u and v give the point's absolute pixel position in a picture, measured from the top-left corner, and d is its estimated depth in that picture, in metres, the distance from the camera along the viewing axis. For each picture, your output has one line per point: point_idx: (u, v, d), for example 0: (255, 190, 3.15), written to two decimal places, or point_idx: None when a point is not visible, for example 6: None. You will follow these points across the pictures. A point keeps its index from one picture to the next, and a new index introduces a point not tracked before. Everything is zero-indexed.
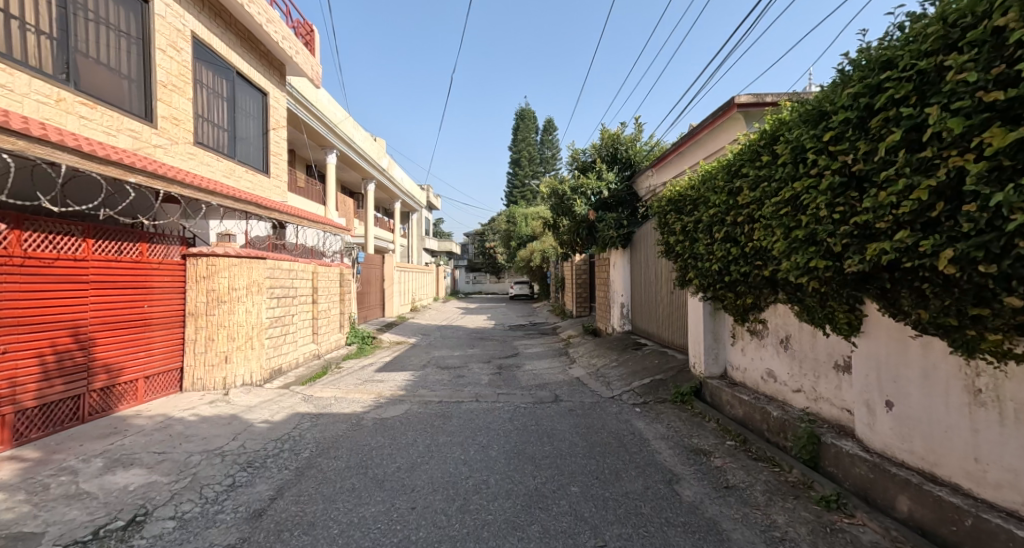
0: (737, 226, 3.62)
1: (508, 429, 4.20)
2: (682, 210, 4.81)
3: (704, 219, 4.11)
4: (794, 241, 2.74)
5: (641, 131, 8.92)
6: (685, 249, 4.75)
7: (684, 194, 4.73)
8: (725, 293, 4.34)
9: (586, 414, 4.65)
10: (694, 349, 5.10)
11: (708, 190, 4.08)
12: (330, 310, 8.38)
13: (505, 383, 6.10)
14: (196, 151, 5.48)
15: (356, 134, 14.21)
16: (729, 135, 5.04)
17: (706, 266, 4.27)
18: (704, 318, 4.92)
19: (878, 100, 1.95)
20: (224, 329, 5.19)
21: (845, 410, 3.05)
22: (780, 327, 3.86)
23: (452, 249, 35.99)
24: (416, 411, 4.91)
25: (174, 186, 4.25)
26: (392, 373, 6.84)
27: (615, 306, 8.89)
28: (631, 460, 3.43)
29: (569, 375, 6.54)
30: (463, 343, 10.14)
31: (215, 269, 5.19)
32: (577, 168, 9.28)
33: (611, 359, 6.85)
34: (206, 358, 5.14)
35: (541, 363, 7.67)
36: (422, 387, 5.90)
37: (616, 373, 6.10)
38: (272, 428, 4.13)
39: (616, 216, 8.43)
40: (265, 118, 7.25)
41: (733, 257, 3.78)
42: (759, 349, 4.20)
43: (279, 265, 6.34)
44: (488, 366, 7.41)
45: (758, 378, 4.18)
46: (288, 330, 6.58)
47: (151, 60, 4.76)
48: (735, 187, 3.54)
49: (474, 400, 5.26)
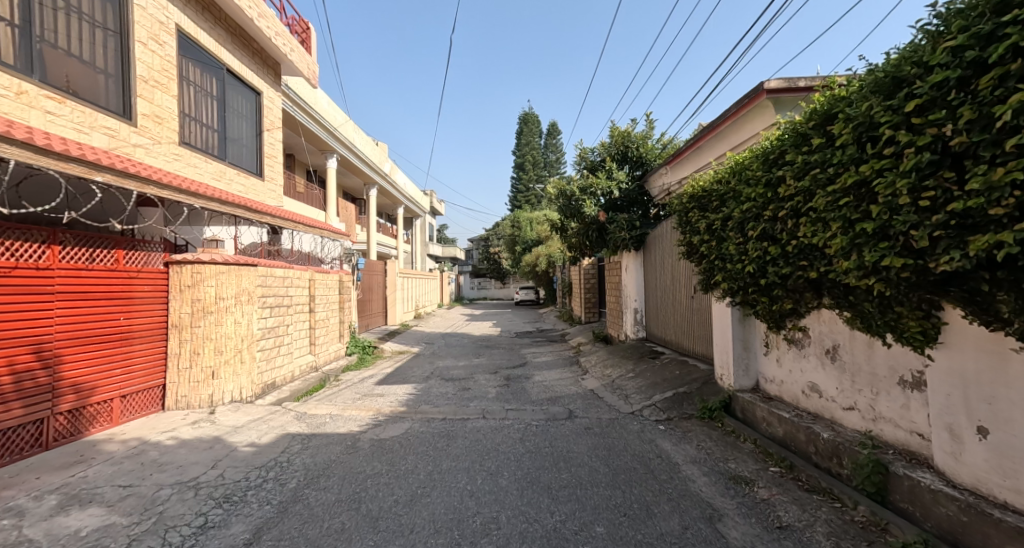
0: (777, 222, 3.21)
1: (519, 453, 3.75)
2: (706, 207, 4.40)
3: (736, 215, 3.69)
4: (858, 236, 2.32)
5: (653, 127, 8.53)
6: (710, 249, 4.34)
7: (709, 188, 4.33)
8: (758, 297, 3.91)
9: (605, 433, 4.20)
10: (721, 359, 4.67)
11: (739, 182, 3.68)
12: (329, 319, 8.02)
13: (513, 396, 5.66)
14: (181, 151, 5.17)
15: (357, 138, 13.94)
16: (758, 124, 4.63)
17: (738, 267, 3.84)
18: (733, 324, 4.50)
19: (990, 52, 1.54)
20: (210, 343, 4.83)
21: (915, 434, 2.60)
22: (825, 336, 3.41)
23: (455, 255, 35.64)
24: (418, 430, 4.47)
25: (150, 186, 3.90)
26: (393, 386, 6.42)
27: (628, 312, 8.44)
28: (662, 492, 2.98)
29: (582, 388, 6.08)
30: (468, 351, 9.71)
31: (200, 277, 4.84)
32: (585, 168, 8.89)
33: (627, 369, 6.40)
34: (191, 375, 4.77)
35: (551, 373, 7.21)
36: (425, 402, 5.46)
37: (634, 385, 5.64)
38: (257, 454, 3.72)
39: (628, 217, 8.02)
40: (257, 119, 6.97)
41: (770, 256, 3.37)
42: (799, 359, 3.75)
43: (272, 272, 6.00)
44: (494, 377, 6.97)
45: (798, 392, 3.74)
46: (282, 341, 6.21)
47: (129, 53, 4.44)
48: (772, 177, 3.15)
49: (481, 417, 4.82)
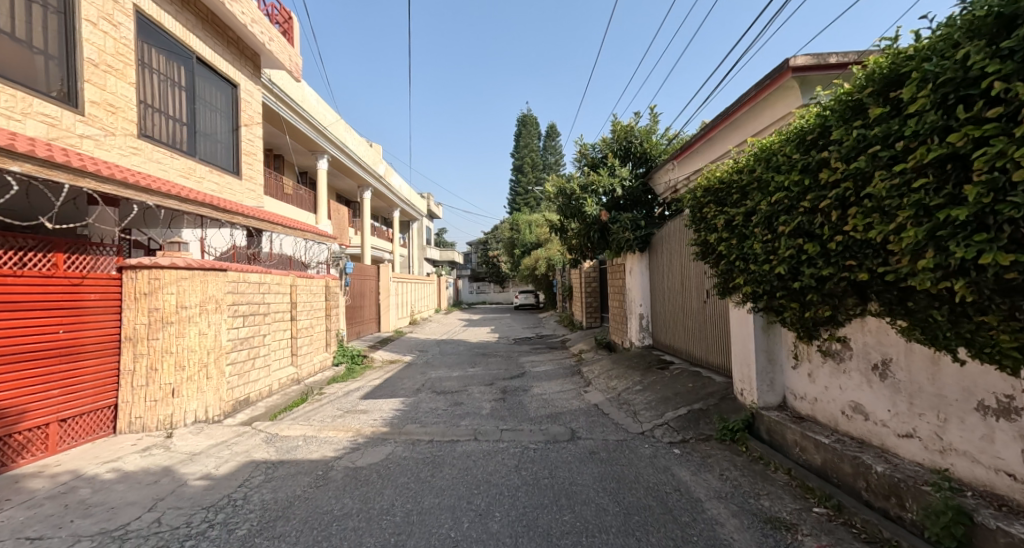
0: (816, 215, 2.72)
1: (514, 486, 3.23)
2: (725, 201, 3.92)
3: (763, 208, 3.20)
4: (939, 226, 1.82)
5: (657, 121, 8.06)
6: (728, 248, 3.85)
7: (728, 179, 3.84)
8: (787, 302, 3.41)
9: (613, 459, 3.68)
10: (742, 372, 4.17)
11: (765, 170, 3.20)
12: (313, 328, 7.51)
13: (510, 413, 5.13)
14: (141, 145, 4.70)
15: (349, 139, 13.49)
16: (780, 109, 4.16)
17: (765, 268, 3.34)
18: (755, 333, 4.01)
19: None
20: (170, 357, 4.32)
21: (1002, 473, 2.09)
22: (871, 349, 2.91)
23: (454, 258, 35.21)
24: (400, 456, 3.94)
25: (86, 179, 3.39)
26: (379, 401, 5.90)
27: (632, 318, 7.94)
28: (685, 540, 2.45)
29: (585, 402, 5.56)
30: (464, 360, 9.19)
31: (159, 283, 4.34)
32: (586, 165, 8.42)
33: (634, 380, 5.89)
34: (147, 393, 4.24)
35: (551, 385, 6.69)
36: (413, 420, 4.93)
37: (643, 400, 5.12)
38: (209, 489, 3.18)
39: (632, 217, 7.55)
40: (233, 113, 6.51)
41: (806, 255, 2.88)
42: (837, 375, 3.24)
43: (245, 278, 5.50)
44: (490, 390, 6.45)
45: (837, 413, 3.23)
46: (257, 353, 5.70)
47: (75, 33, 3.96)
48: (811, 160, 2.67)
49: (473, 439, 4.30)
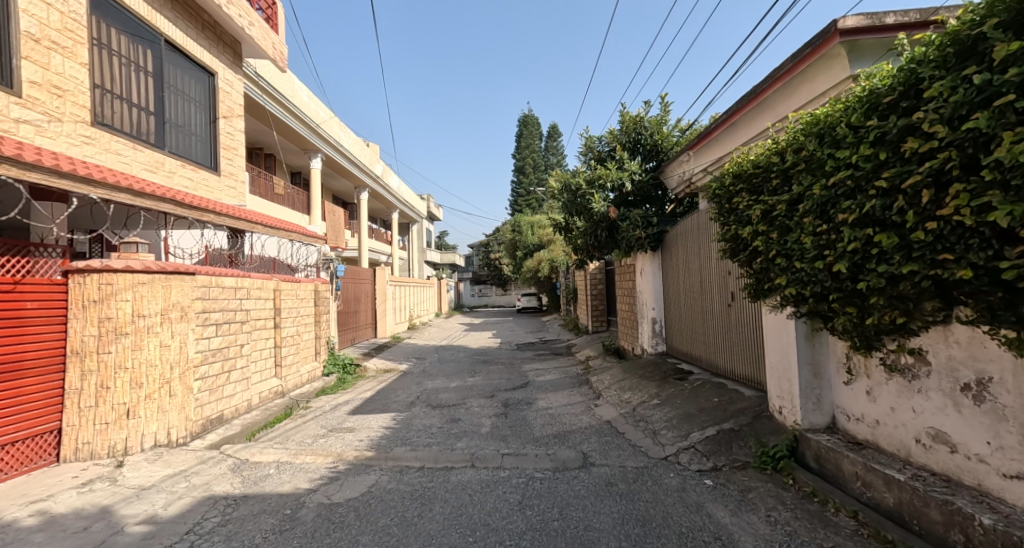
0: (895, 198, 2.16)
1: (519, 531, 2.66)
2: (761, 188, 3.38)
3: (817, 193, 2.66)
4: None
5: (668, 111, 7.54)
6: (765, 242, 3.30)
7: (765, 162, 3.29)
8: (841, 307, 2.84)
9: (635, 494, 3.11)
10: (782, 388, 3.60)
11: (818, 147, 2.66)
12: (299, 336, 6.99)
13: (512, 433, 4.57)
14: (95, 134, 4.19)
15: (344, 137, 13.02)
16: (820, 84, 3.64)
17: (816, 266, 2.79)
18: (797, 342, 3.45)
19: None
20: (124, 374, 3.78)
21: None
22: (959, 365, 2.34)
23: (454, 261, 34.73)
24: (385, 488, 3.37)
25: (4, 164, 2.85)
26: (369, 417, 5.36)
27: (644, 321, 7.39)
28: None
29: (596, 419, 5.00)
30: (464, 369, 8.64)
31: (110, 289, 3.79)
32: (592, 159, 7.90)
33: (650, 393, 5.32)
34: (97, 416, 3.68)
35: (558, 397, 6.13)
36: (403, 442, 4.39)
37: (662, 417, 4.56)
38: (148, 538, 2.62)
39: (643, 213, 7.02)
40: (211, 103, 6.02)
41: (876, 248, 2.33)
42: (907, 395, 2.68)
43: (218, 282, 4.97)
44: (490, 403, 5.89)
45: (910, 442, 2.66)
46: (233, 366, 5.16)
47: (10, 2, 3.45)
48: (890, 128, 2.12)
49: (470, 465, 3.74)
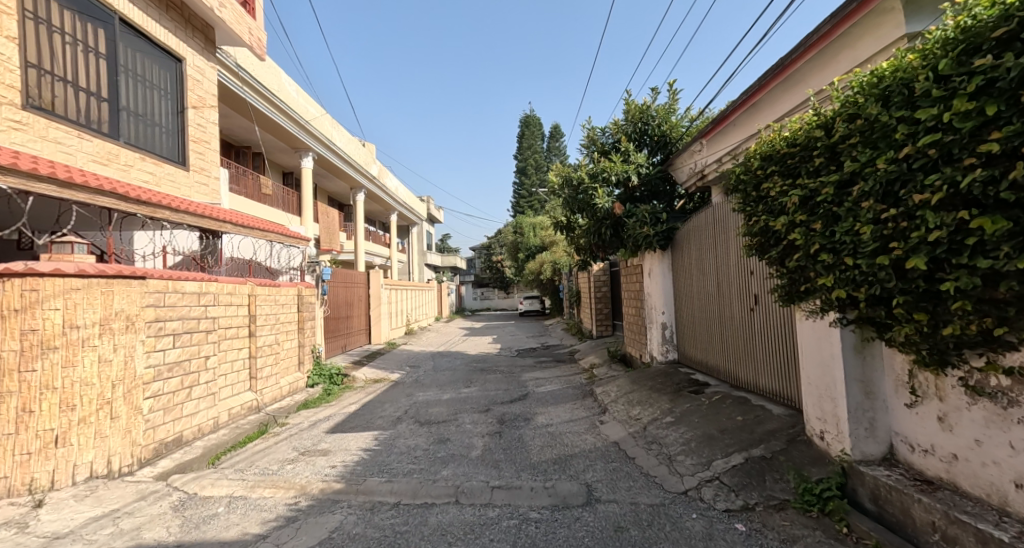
0: (1010, 165, 1.59)
1: None
2: (799, 170, 2.82)
3: (884, 169, 2.09)
4: None
5: (676, 99, 7.00)
6: (805, 235, 2.72)
7: (807, 138, 2.72)
8: (902, 313, 2.27)
9: (651, 544, 2.54)
10: (825, 409, 3.01)
11: (883, 110, 2.09)
12: (279, 346, 6.45)
13: (506, 458, 4.00)
14: (26, 119, 3.77)
15: (336, 135, 12.53)
16: (863, 50, 3.09)
17: (878, 262, 2.22)
18: (845, 355, 2.86)
19: None
20: (51, 395, 3.24)
21: None
22: None
23: (455, 263, 34.25)
24: (349, 533, 2.79)
25: None
26: (348, 437, 4.83)
27: (652, 326, 6.80)
28: None
29: (603, 440, 4.43)
30: (459, 378, 8.09)
31: (36, 296, 3.25)
32: (595, 152, 7.34)
33: (662, 408, 4.75)
34: (16, 445, 3.12)
35: (559, 412, 5.56)
36: (380, 469, 3.84)
37: (678, 438, 3.98)
38: None
39: (651, 208, 6.45)
40: (179, 92, 5.54)
41: (972, 236, 1.75)
42: (994, 424, 2.08)
43: (177, 287, 4.44)
44: (484, 419, 5.33)
45: (1005, 486, 2.05)
46: (196, 381, 4.62)
47: None
48: (1006, 70, 1.55)
49: (454, 501, 3.18)
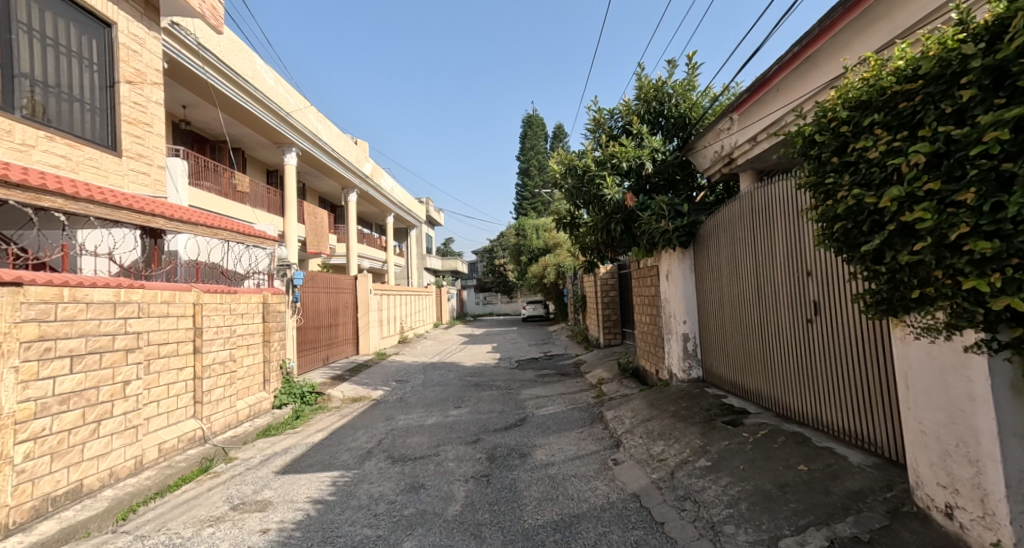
0: None
1: None
2: (921, 116, 1.85)
3: None
4: None
5: (696, 74, 6.05)
6: (940, 213, 1.72)
7: (947, 63, 1.74)
8: None
9: None
10: (961, 475, 2.00)
11: None
12: (234, 363, 5.53)
13: (492, 521, 3.02)
14: None
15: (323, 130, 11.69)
16: None
17: None
18: (998, 402, 1.85)
19: None
20: None
21: None
22: None
23: (456, 266, 33.31)
24: None
25: None
26: (299, 483, 3.87)
27: (671, 338, 5.81)
28: None
29: (618, 492, 3.43)
30: (449, 395, 7.13)
31: None
32: (601, 137, 6.40)
33: (692, 445, 3.75)
34: None
35: (563, 444, 4.57)
36: (324, 538, 2.87)
37: (721, 494, 2.98)
38: None
39: (668, 199, 5.48)
40: (109, 65, 4.87)
41: None
42: None
43: (79, 296, 3.52)
44: (471, 456, 4.33)
45: None
46: (108, 412, 3.69)
47: None
48: None
49: None
